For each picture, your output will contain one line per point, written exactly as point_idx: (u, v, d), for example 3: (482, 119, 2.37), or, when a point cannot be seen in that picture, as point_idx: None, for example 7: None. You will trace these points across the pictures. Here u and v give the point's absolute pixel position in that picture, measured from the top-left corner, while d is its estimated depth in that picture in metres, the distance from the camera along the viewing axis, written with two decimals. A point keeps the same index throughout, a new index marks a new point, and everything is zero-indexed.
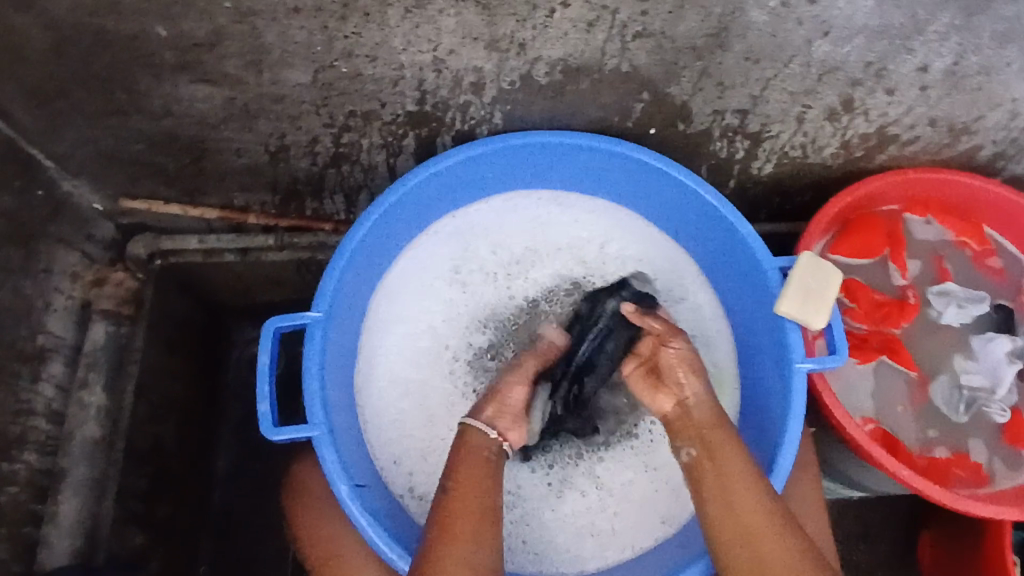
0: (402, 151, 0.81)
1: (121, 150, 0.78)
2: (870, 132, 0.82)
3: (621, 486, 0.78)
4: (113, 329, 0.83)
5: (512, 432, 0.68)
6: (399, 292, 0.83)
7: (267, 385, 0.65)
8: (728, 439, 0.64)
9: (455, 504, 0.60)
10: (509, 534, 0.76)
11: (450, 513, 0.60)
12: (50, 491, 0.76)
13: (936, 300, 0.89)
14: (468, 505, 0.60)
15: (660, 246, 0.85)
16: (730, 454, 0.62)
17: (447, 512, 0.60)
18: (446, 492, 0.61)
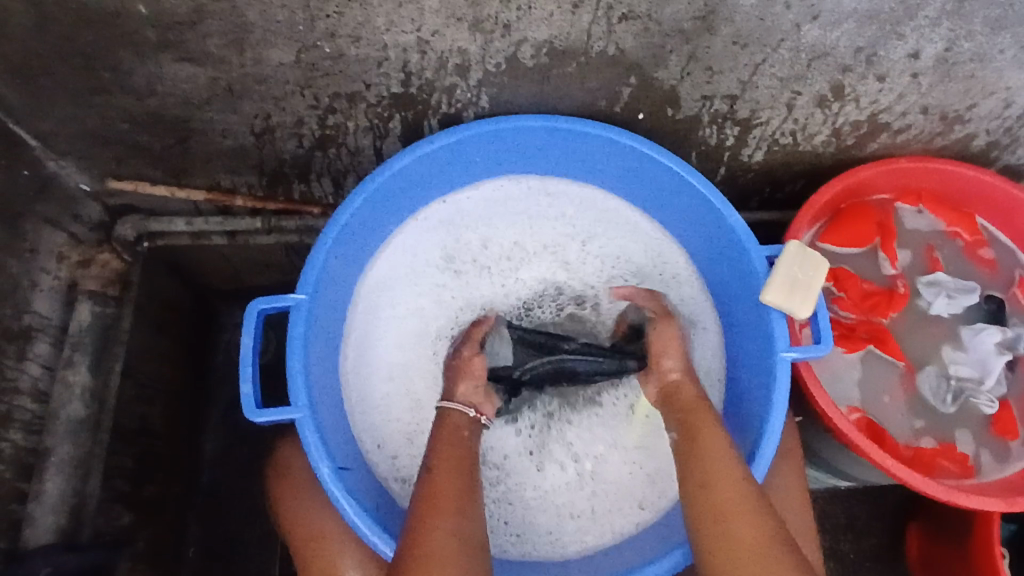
0: (389, 134, 0.80)
1: (105, 129, 0.78)
2: (861, 120, 0.81)
3: (601, 468, 0.78)
4: (99, 309, 0.83)
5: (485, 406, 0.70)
6: (387, 276, 0.83)
7: (250, 367, 0.65)
8: (712, 425, 0.65)
9: (435, 482, 0.60)
10: (490, 514, 0.76)
11: (432, 491, 0.60)
12: (35, 469, 0.76)
13: (925, 291, 0.88)
14: (449, 484, 0.60)
15: (652, 237, 0.85)
16: (711, 439, 0.64)
17: (429, 490, 0.60)
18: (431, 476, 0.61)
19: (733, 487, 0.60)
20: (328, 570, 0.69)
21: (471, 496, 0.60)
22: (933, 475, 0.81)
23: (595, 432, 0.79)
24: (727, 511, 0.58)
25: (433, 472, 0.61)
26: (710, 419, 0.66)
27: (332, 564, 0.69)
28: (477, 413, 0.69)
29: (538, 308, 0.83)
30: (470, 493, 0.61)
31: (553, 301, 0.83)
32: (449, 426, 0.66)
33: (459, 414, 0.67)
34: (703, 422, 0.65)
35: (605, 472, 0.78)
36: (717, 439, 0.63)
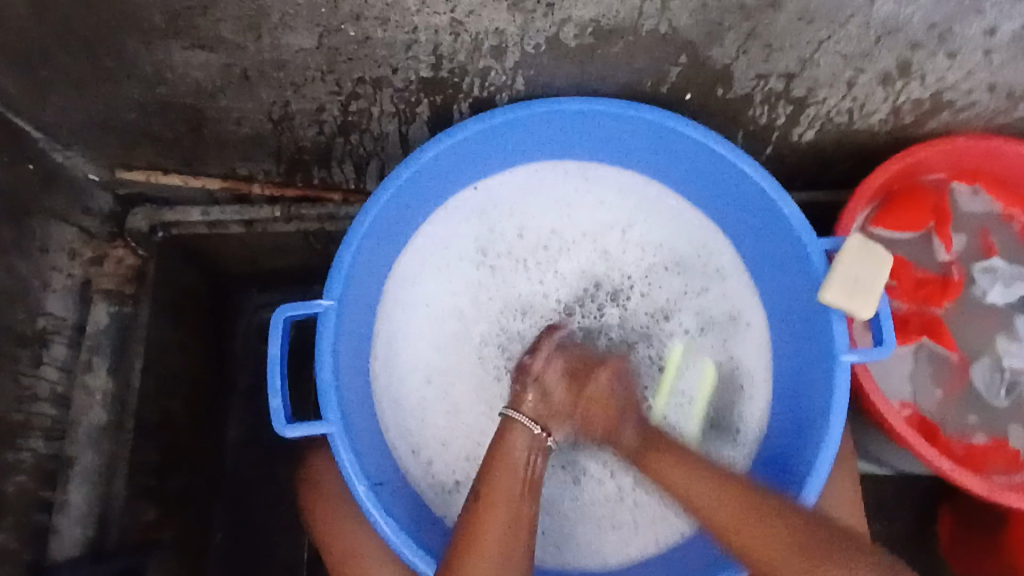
0: (416, 119, 0.75)
1: (113, 119, 0.73)
2: (923, 98, 0.75)
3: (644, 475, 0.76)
4: (115, 309, 0.80)
5: (555, 425, 0.67)
6: (418, 271, 0.79)
7: (278, 377, 0.61)
8: (701, 479, 0.64)
9: (482, 520, 0.60)
10: None
11: (477, 529, 0.60)
12: (59, 478, 0.73)
13: (981, 278, 0.84)
14: (496, 521, 0.60)
15: (698, 227, 0.80)
16: (718, 499, 0.63)
17: (473, 529, 0.60)
18: (477, 504, 0.61)
19: (801, 540, 0.60)
20: None
21: (518, 529, 0.61)
22: (983, 472, 0.78)
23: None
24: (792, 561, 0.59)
25: (482, 506, 0.61)
26: (691, 471, 0.64)
27: None
28: (544, 433, 0.66)
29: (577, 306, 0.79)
30: (518, 530, 0.61)
31: (595, 301, 0.79)
32: (511, 445, 0.64)
33: (524, 432, 0.65)
34: (685, 475, 0.64)
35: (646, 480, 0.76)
36: (716, 496, 0.63)
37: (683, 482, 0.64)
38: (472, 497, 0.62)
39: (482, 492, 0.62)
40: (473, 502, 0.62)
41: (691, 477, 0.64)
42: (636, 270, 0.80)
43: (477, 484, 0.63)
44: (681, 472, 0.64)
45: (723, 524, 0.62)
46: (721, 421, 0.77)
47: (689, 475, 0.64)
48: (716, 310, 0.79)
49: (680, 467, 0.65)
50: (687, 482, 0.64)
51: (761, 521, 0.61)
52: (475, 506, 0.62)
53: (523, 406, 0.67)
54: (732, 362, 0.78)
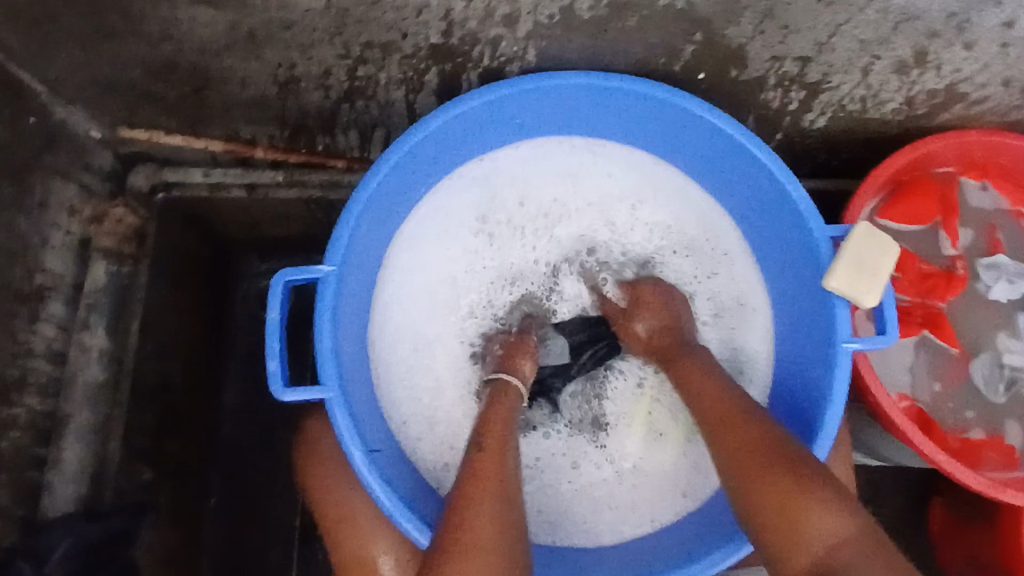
0: (424, 88, 0.74)
1: (116, 77, 0.72)
2: (938, 89, 0.74)
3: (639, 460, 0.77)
4: (114, 268, 0.80)
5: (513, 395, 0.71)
6: (419, 239, 0.79)
7: (277, 342, 0.61)
8: (709, 378, 0.66)
9: (483, 463, 0.61)
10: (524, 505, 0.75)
11: (480, 470, 0.60)
12: (53, 435, 0.74)
13: (985, 273, 0.83)
14: (495, 465, 0.61)
15: (703, 207, 0.79)
16: (712, 399, 0.64)
17: (475, 471, 0.60)
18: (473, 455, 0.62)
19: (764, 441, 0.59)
20: (359, 553, 0.68)
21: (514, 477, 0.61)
22: (977, 467, 0.78)
23: (625, 424, 0.78)
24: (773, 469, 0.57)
25: (482, 454, 0.62)
26: (704, 372, 0.67)
27: (365, 547, 0.69)
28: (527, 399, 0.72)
29: (565, 277, 0.80)
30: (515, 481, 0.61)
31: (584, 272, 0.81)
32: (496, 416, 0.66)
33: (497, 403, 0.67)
34: (697, 376, 0.67)
35: (639, 463, 0.77)
36: (712, 394, 0.65)
37: (699, 385, 0.66)
38: (470, 450, 0.63)
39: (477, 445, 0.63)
40: (474, 452, 0.62)
41: (704, 379, 0.66)
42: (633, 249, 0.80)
43: (475, 437, 0.64)
44: (697, 371, 0.68)
45: (716, 418, 0.63)
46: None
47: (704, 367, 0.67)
48: (714, 290, 0.79)
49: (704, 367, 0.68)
50: (697, 376, 0.67)
51: (736, 419, 0.62)
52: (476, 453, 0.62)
53: (512, 370, 0.72)
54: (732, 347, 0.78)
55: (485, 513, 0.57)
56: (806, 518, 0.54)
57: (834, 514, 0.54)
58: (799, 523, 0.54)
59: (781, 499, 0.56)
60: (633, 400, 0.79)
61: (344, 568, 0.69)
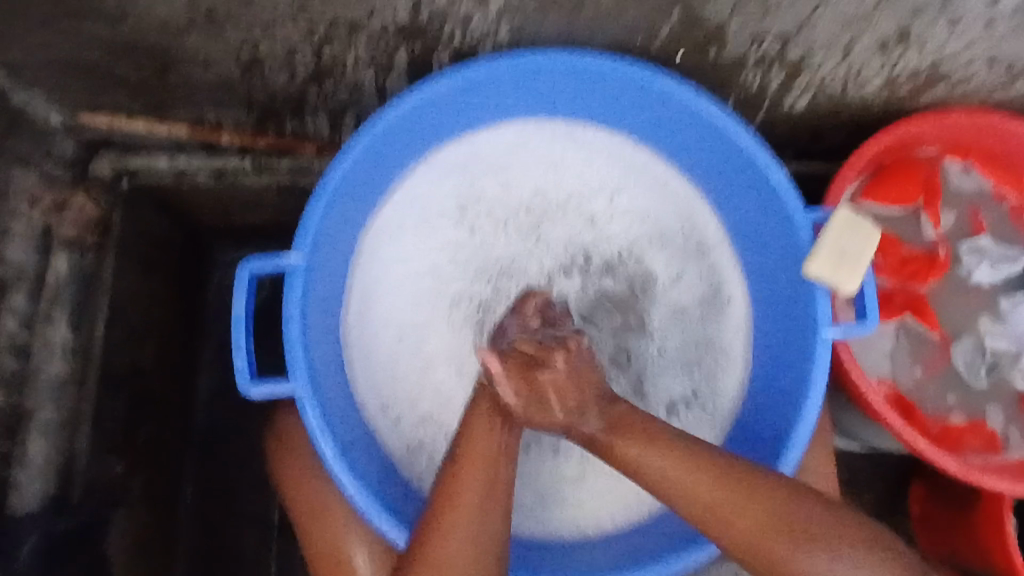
0: (394, 69, 0.72)
1: (74, 59, 0.69)
2: (920, 68, 0.73)
3: (586, 503, 0.74)
4: (76, 258, 0.76)
5: None
6: (395, 224, 0.77)
7: (243, 334, 0.59)
8: (695, 470, 0.60)
9: (459, 480, 0.59)
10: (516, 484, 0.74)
11: (452, 489, 0.59)
12: (18, 431, 0.71)
13: (967, 256, 0.82)
14: (472, 481, 0.59)
15: (684, 196, 0.78)
16: (719, 494, 0.59)
17: (450, 491, 0.59)
18: (454, 467, 0.60)
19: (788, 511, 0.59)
20: (332, 550, 0.67)
21: (494, 490, 0.59)
22: (958, 451, 0.78)
23: None
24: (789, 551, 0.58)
25: (459, 468, 0.60)
26: (670, 457, 0.60)
27: (336, 541, 0.67)
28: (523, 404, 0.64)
29: (559, 276, 0.76)
30: (493, 492, 0.59)
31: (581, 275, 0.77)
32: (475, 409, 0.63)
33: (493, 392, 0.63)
34: (696, 485, 0.60)
35: (584, 504, 0.74)
36: (703, 483, 0.60)
37: (680, 483, 0.60)
38: (447, 462, 0.61)
39: (458, 455, 0.61)
40: (449, 464, 0.61)
41: (682, 472, 0.60)
42: (621, 240, 0.77)
43: (453, 445, 0.62)
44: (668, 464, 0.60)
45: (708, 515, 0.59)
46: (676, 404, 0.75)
47: (693, 474, 0.60)
48: (702, 283, 0.77)
49: (681, 467, 0.60)
50: (692, 483, 0.60)
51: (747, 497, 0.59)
52: (452, 467, 0.60)
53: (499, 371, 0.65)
54: (709, 349, 0.76)
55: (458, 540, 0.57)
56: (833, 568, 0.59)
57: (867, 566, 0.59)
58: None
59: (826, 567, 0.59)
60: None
61: (319, 562, 0.68)
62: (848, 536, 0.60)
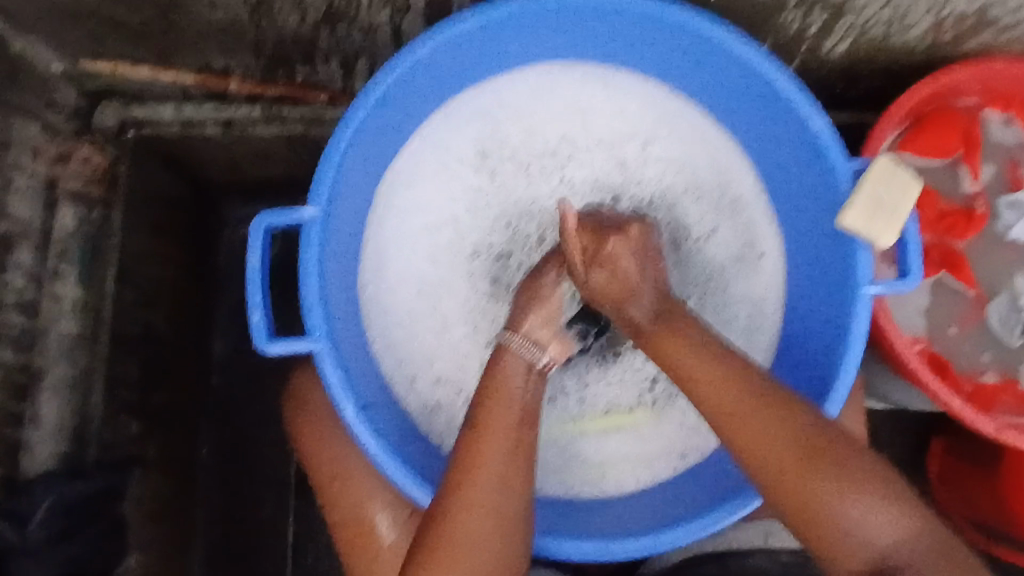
0: (411, 10, 0.68)
1: (71, 2, 0.65)
2: (969, 12, 0.69)
3: (608, 459, 0.72)
4: (82, 213, 0.74)
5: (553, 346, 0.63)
6: (415, 175, 0.74)
7: (259, 292, 0.57)
8: (745, 413, 0.57)
9: (479, 447, 0.57)
10: (541, 447, 0.72)
11: (472, 458, 0.56)
12: (30, 391, 0.70)
13: (1006, 212, 0.79)
14: (494, 448, 0.57)
15: (720, 147, 0.74)
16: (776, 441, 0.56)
17: (471, 457, 0.56)
18: (472, 433, 0.58)
19: (808, 443, 0.56)
20: (356, 512, 0.66)
21: (516, 459, 0.57)
22: (990, 411, 0.76)
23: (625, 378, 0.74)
24: (800, 478, 0.55)
25: (478, 434, 0.57)
26: (718, 394, 0.58)
27: (362, 503, 0.66)
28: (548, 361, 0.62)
29: None
30: (517, 460, 0.57)
31: (610, 222, 0.74)
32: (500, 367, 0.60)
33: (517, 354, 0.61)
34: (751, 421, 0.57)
35: (606, 465, 0.72)
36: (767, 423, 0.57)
37: (718, 397, 0.58)
38: (467, 426, 0.58)
39: (476, 421, 0.58)
40: (467, 428, 0.58)
41: (727, 390, 0.58)
42: (652, 188, 0.75)
43: (471, 411, 0.59)
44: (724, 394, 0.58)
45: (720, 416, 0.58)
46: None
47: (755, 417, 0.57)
48: (734, 236, 0.75)
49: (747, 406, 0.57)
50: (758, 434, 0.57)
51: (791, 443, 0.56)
52: (471, 433, 0.58)
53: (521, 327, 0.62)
54: (737, 304, 0.74)
55: (479, 505, 0.55)
56: (840, 508, 0.55)
57: (883, 517, 0.54)
58: (837, 520, 0.55)
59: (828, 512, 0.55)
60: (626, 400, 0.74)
61: (344, 526, 0.67)
62: (869, 489, 0.55)
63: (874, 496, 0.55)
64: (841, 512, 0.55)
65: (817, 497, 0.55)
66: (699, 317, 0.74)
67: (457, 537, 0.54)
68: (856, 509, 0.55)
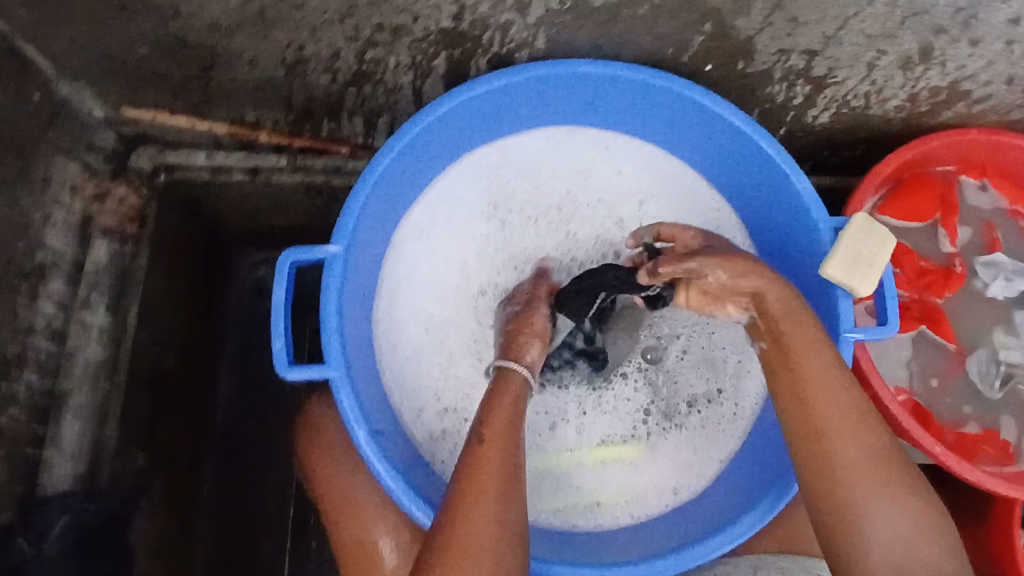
0: (432, 74, 0.74)
1: (123, 54, 0.71)
2: (941, 87, 0.75)
3: (602, 492, 0.75)
4: (115, 247, 0.79)
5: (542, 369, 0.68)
6: (428, 221, 0.79)
7: (281, 322, 0.61)
8: (828, 386, 0.58)
9: (482, 457, 0.59)
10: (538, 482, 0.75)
11: (476, 467, 0.59)
12: (52, 413, 0.72)
13: (983, 271, 0.84)
14: (495, 460, 0.59)
15: (711, 206, 0.80)
16: (852, 438, 0.57)
17: (475, 464, 0.59)
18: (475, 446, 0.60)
19: (870, 439, 0.57)
20: (359, 536, 0.69)
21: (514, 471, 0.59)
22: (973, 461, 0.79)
23: (617, 411, 0.78)
24: (853, 467, 0.56)
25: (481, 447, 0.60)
26: (809, 365, 0.59)
27: (365, 529, 0.69)
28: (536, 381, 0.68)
29: None
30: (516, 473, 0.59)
31: None
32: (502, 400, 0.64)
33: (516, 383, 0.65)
34: (834, 412, 0.58)
35: (601, 497, 0.75)
36: (852, 415, 0.58)
37: (805, 363, 0.59)
38: (471, 439, 0.61)
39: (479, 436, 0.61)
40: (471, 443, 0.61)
41: (815, 362, 0.59)
42: None
43: (475, 428, 0.62)
44: (822, 373, 0.58)
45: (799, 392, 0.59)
46: (697, 400, 0.77)
47: (843, 407, 0.58)
48: None
49: (840, 389, 0.58)
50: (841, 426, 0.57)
51: (856, 427, 0.58)
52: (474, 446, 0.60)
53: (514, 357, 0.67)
54: (728, 351, 0.78)
55: (482, 510, 0.57)
56: (877, 514, 0.55)
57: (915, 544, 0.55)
58: (868, 527, 0.55)
59: (873, 514, 0.55)
60: (619, 434, 0.77)
61: (348, 553, 0.69)
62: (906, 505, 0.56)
63: (909, 517, 0.55)
64: (878, 517, 0.55)
65: (864, 500, 0.56)
66: (690, 361, 0.78)
67: (460, 538, 0.55)
68: (893, 521, 0.55)
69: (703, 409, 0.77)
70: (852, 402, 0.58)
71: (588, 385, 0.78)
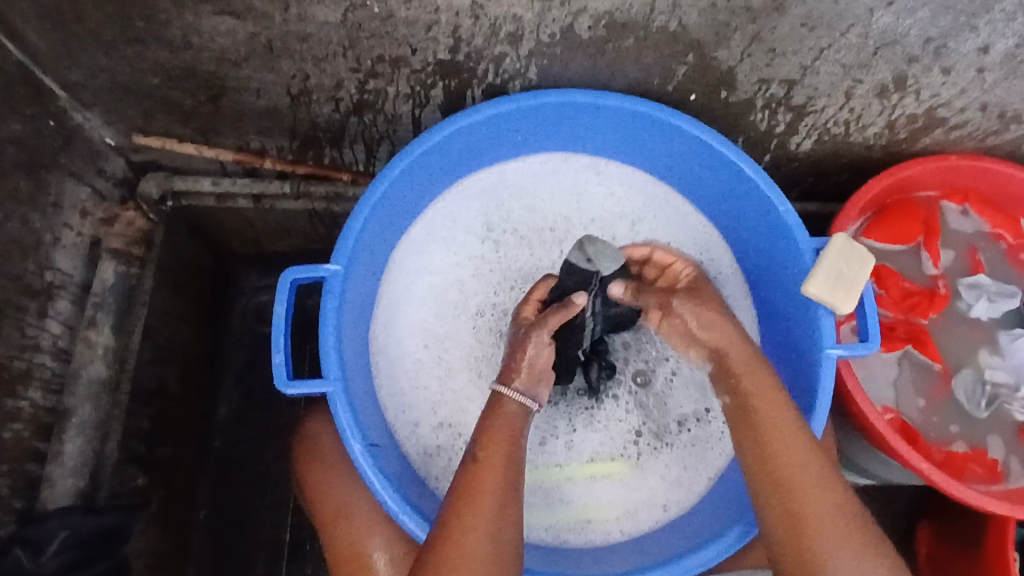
0: (429, 103, 0.78)
1: (135, 84, 0.75)
2: (917, 113, 0.78)
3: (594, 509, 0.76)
4: (122, 269, 0.81)
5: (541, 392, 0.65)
6: (426, 242, 0.81)
7: (282, 337, 0.63)
8: (791, 441, 0.60)
9: (479, 476, 0.60)
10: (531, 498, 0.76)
11: (473, 485, 0.59)
12: (54, 430, 0.74)
13: (966, 292, 0.86)
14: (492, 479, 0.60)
15: (699, 229, 0.83)
16: (813, 485, 0.59)
17: (472, 483, 0.59)
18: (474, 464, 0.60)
19: (835, 494, 0.58)
20: (355, 550, 0.70)
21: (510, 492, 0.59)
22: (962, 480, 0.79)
23: (608, 429, 0.79)
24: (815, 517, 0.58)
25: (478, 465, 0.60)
26: (773, 418, 0.61)
27: (359, 543, 0.70)
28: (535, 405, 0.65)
29: None
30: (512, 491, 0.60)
31: None
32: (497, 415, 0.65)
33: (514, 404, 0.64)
34: (793, 460, 0.59)
35: (591, 514, 0.75)
36: (813, 469, 0.59)
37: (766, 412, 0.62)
38: (468, 459, 0.61)
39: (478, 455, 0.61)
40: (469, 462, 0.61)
41: (774, 407, 0.62)
42: None
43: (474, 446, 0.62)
44: (784, 425, 0.61)
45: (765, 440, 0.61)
46: (685, 420, 0.79)
47: (797, 438, 0.60)
48: None
49: (800, 444, 0.60)
50: (786, 436, 0.60)
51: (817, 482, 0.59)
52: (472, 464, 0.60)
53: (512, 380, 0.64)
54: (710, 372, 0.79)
55: (478, 531, 0.57)
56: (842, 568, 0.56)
57: None
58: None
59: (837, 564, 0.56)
60: (609, 451, 0.78)
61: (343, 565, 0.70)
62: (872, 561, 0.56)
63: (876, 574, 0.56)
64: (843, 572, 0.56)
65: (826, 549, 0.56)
66: (676, 382, 0.80)
67: (456, 558, 0.56)
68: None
69: (691, 428, 0.78)
70: (812, 455, 0.60)
71: (580, 404, 0.79)
